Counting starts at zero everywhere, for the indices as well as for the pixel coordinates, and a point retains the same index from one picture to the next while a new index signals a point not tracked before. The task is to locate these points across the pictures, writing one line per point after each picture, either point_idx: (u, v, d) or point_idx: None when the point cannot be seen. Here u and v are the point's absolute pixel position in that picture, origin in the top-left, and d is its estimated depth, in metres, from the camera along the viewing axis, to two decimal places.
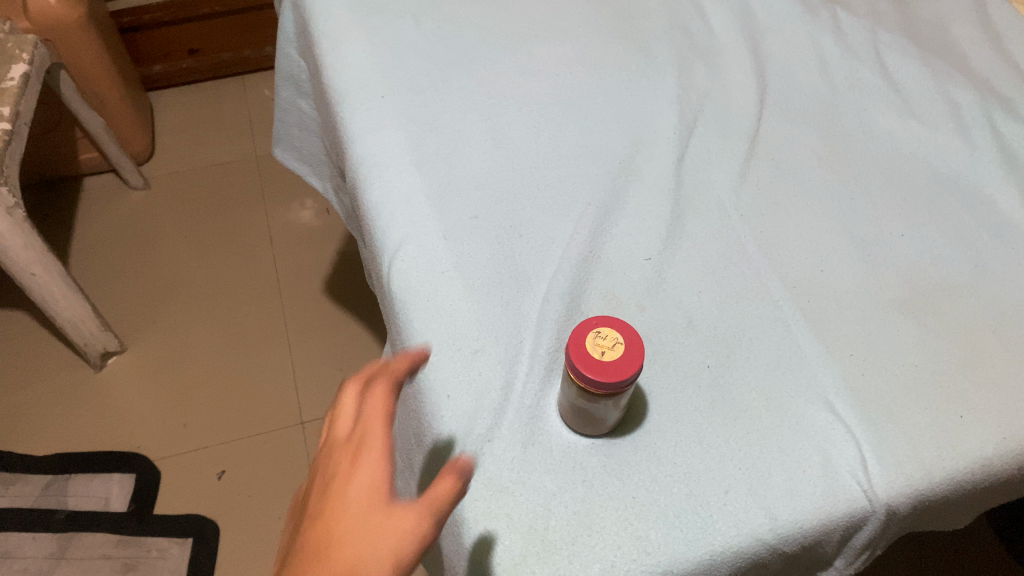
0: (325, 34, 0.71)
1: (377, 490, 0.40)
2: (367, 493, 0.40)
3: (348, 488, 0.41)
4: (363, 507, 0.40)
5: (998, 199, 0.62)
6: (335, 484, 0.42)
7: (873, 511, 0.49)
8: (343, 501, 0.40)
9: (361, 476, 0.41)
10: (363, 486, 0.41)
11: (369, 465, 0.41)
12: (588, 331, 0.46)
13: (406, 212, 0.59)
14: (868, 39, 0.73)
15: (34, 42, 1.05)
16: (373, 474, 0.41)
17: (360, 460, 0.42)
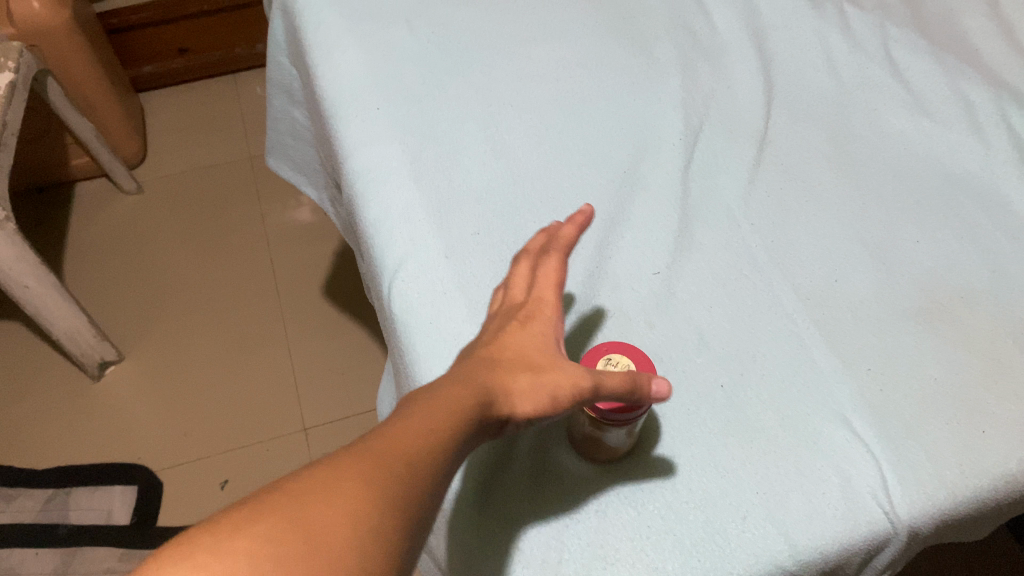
0: (317, 43, 0.68)
1: (559, 394, 0.38)
2: (549, 393, 0.38)
3: (531, 378, 0.38)
4: (539, 402, 0.37)
5: (1016, 199, 0.60)
6: (511, 362, 0.39)
7: (895, 533, 0.47)
8: (520, 387, 0.37)
9: (558, 375, 0.38)
10: (553, 385, 0.38)
11: (570, 371, 0.39)
12: (599, 358, 0.45)
13: (405, 230, 0.57)
14: (877, 34, 0.70)
15: (19, 49, 1.03)
16: (564, 379, 0.38)
17: (553, 363, 0.39)
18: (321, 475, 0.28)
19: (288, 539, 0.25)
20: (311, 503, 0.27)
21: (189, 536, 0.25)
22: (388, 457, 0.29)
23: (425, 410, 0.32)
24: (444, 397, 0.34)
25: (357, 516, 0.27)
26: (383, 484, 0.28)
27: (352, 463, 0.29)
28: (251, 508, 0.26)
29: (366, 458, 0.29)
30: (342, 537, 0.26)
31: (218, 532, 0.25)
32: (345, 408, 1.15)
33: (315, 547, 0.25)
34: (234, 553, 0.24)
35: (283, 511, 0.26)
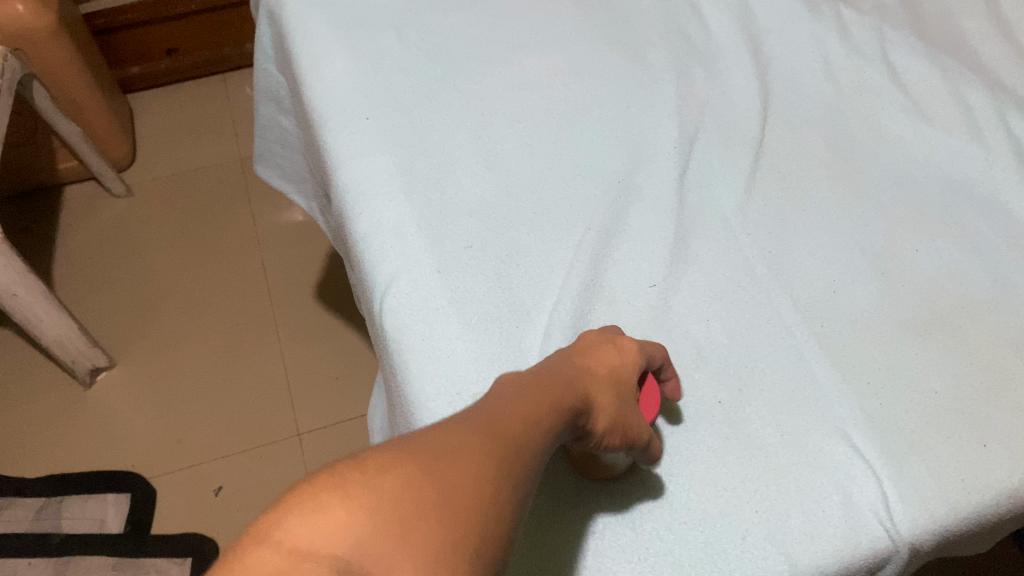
0: (304, 51, 0.67)
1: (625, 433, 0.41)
2: (619, 426, 0.41)
3: (613, 406, 0.41)
4: (615, 430, 0.41)
5: (1017, 206, 0.59)
6: (602, 379, 0.41)
7: (897, 551, 0.46)
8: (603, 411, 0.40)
9: (631, 421, 0.42)
10: (625, 423, 0.41)
11: (637, 419, 0.42)
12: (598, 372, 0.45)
13: (396, 243, 0.56)
14: (874, 37, 0.69)
15: (3, 54, 1.01)
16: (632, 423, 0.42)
17: (631, 400, 0.42)
18: (448, 443, 0.32)
19: (422, 487, 0.29)
20: (441, 463, 0.30)
21: (339, 470, 0.29)
22: (503, 442, 0.33)
23: (534, 408, 0.35)
24: (548, 399, 0.36)
25: (478, 483, 0.30)
26: (498, 465, 0.32)
27: (474, 439, 0.32)
28: (389, 458, 0.30)
29: (483, 439, 0.32)
30: (465, 493, 0.30)
31: (366, 471, 0.29)
32: (339, 413, 1.14)
33: (443, 497, 0.29)
34: (382, 489, 0.28)
35: (417, 465, 0.30)
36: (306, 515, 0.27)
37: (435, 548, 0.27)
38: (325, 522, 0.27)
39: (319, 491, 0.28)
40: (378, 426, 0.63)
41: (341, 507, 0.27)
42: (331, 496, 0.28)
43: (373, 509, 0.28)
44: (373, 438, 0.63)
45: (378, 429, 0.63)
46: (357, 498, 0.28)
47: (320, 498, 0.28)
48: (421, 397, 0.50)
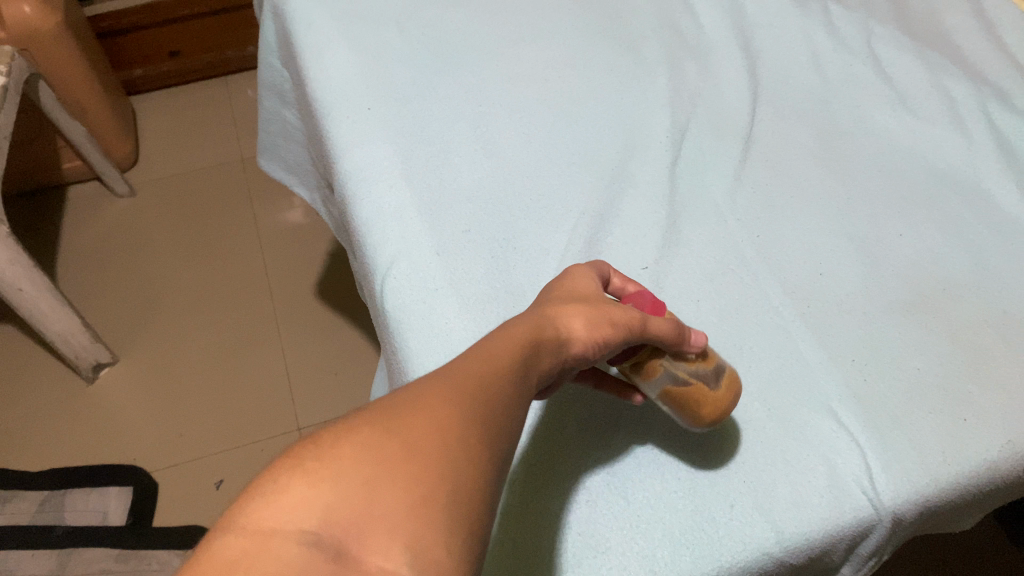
0: (308, 45, 0.69)
1: (616, 331, 0.40)
2: (603, 325, 0.40)
3: (588, 314, 0.39)
4: (599, 327, 0.39)
5: (997, 193, 0.62)
6: (565, 305, 0.40)
7: (880, 520, 0.48)
8: (579, 322, 0.39)
9: (615, 319, 0.40)
10: (609, 321, 0.40)
11: (626, 314, 0.41)
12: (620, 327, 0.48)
13: (397, 228, 0.58)
14: (860, 32, 0.72)
15: (11, 53, 1.03)
16: (616, 319, 0.40)
17: (601, 299, 0.42)
18: (410, 399, 0.30)
19: (386, 450, 0.28)
20: (404, 421, 0.29)
21: (294, 451, 0.28)
22: (470, 387, 0.32)
23: (491, 346, 0.34)
24: (504, 337, 0.35)
25: (445, 434, 0.29)
26: (468, 409, 0.31)
27: (438, 392, 0.31)
28: (347, 426, 0.29)
29: (448, 388, 0.31)
30: (433, 447, 0.28)
31: (322, 448, 0.28)
32: (338, 408, 1.15)
33: (408, 456, 0.28)
34: (338, 461, 0.27)
35: (375, 428, 0.29)
36: (260, 503, 0.26)
37: (406, 506, 0.26)
38: (280, 505, 0.26)
39: (276, 479, 0.27)
40: None
41: (297, 489, 0.26)
42: (285, 480, 0.27)
43: (334, 482, 0.26)
44: None
45: None
46: (314, 477, 0.27)
47: (275, 483, 0.26)
48: (421, 372, 0.51)
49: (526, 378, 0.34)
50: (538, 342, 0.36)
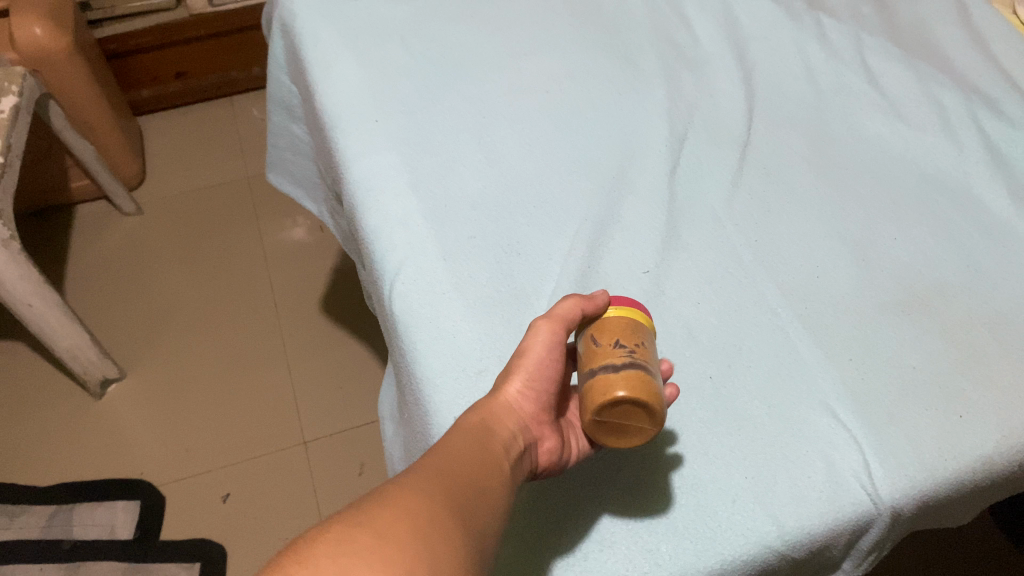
0: (316, 60, 0.71)
1: (539, 370, 0.48)
2: (526, 372, 0.47)
3: (514, 373, 0.47)
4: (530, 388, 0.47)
5: (987, 198, 0.64)
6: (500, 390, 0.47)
7: (878, 514, 0.49)
8: (509, 384, 0.47)
9: (530, 358, 0.47)
10: (529, 366, 0.47)
11: (538, 345, 0.47)
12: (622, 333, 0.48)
13: (404, 234, 0.60)
14: (852, 43, 0.74)
15: (23, 74, 1.05)
16: (531, 355, 0.47)
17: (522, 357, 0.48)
18: (373, 501, 0.36)
19: (360, 542, 0.33)
20: (371, 517, 0.35)
21: (274, 559, 0.33)
22: (427, 481, 0.38)
23: (449, 445, 0.42)
24: (459, 431, 0.44)
25: (411, 523, 0.35)
26: (429, 500, 0.37)
27: (399, 491, 0.37)
28: (318, 528, 0.34)
29: (410, 483, 0.38)
30: (402, 535, 0.34)
31: (300, 550, 0.33)
32: (342, 422, 1.16)
33: (381, 544, 0.33)
34: (315, 558, 0.32)
35: (347, 525, 0.34)
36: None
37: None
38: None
39: None
40: (387, 413, 0.66)
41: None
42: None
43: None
44: (382, 423, 0.66)
45: (387, 416, 0.66)
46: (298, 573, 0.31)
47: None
48: (429, 373, 0.53)
49: (490, 451, 0.43)
50: (489, 422, 0.44)
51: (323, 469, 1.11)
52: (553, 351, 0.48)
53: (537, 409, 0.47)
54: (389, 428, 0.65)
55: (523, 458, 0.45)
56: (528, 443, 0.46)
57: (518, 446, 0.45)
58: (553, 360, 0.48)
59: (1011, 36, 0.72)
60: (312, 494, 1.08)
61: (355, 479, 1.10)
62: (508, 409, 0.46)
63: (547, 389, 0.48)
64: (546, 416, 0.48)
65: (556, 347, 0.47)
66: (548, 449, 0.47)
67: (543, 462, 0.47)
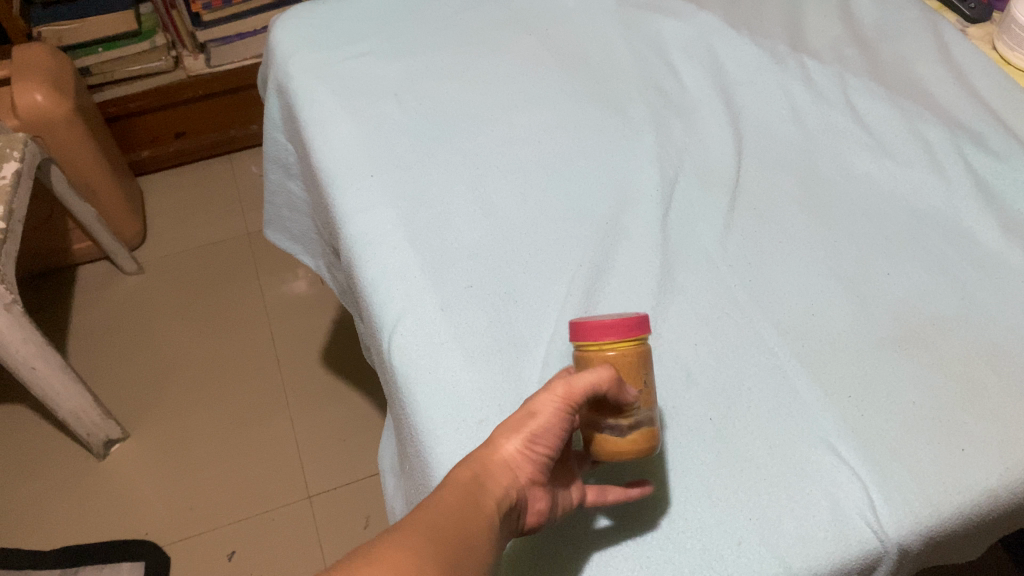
0: (312, 120, 0.73)
1: (544, 435, 0.45)
2: (529, 433, 0.45)
3: (516, 432, 0.45)
4: (530, 452, 0.45)
5: (977, 232, 0.64)
6: (500, 446, 0.45)
7: (886, 551, 0.49)
8: (507, 442, 0.45)
9: (536, 420, 0.45)
10: (534, 428, 0.45)
11: (545, 405, 0.46)
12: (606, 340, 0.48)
13: (402, 287, 0.60)
14: (837, 84, 0.75)
15: (24, 140, 1.07)
16: (538, 416, 0.46)
17: (522, 419, 0.46)
18: (364, 558, 0.38)
19: None
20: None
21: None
22: (419, 538, 0.39)
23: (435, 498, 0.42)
24: (450, 485, 0.43)
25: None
26: (420, 558, 0.38)
27: (389, 547, 0.39)
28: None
29: (399, 540, 0.39)
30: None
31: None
32: (347, 475, 1.15)
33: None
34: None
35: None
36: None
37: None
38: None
39: None
40: (388, 466, 0.66)
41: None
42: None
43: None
44: (383, 477, 0.66)
45: (389, 469, 0.66)
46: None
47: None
48: (430, 425, 0.53)
49: (480, 511, 0.42)
50: (480, 478, 0.43)
51: (328, 523, 1.10)
52: (560, 418, 0.46)
53: (535, 471, 0.46)
54: (391, 482, 0.65)
55: (510, 516, 0.44)
56: (519, 502, 0.45)
57: (509, 504, 0.44)
58: (560, 426, 0.46)
59: (992, 72, 0.74)
60: (318, 548, 1.07)
61: (361, 532, 1.09)
62: (504, 468, 0.45)
63: (550, 455, 0.46)
64: (543, 479, 0.46)
65: (560, 412, 0.46)
66: (537, 510, 0.46)
67: (529, 523, 0.46)
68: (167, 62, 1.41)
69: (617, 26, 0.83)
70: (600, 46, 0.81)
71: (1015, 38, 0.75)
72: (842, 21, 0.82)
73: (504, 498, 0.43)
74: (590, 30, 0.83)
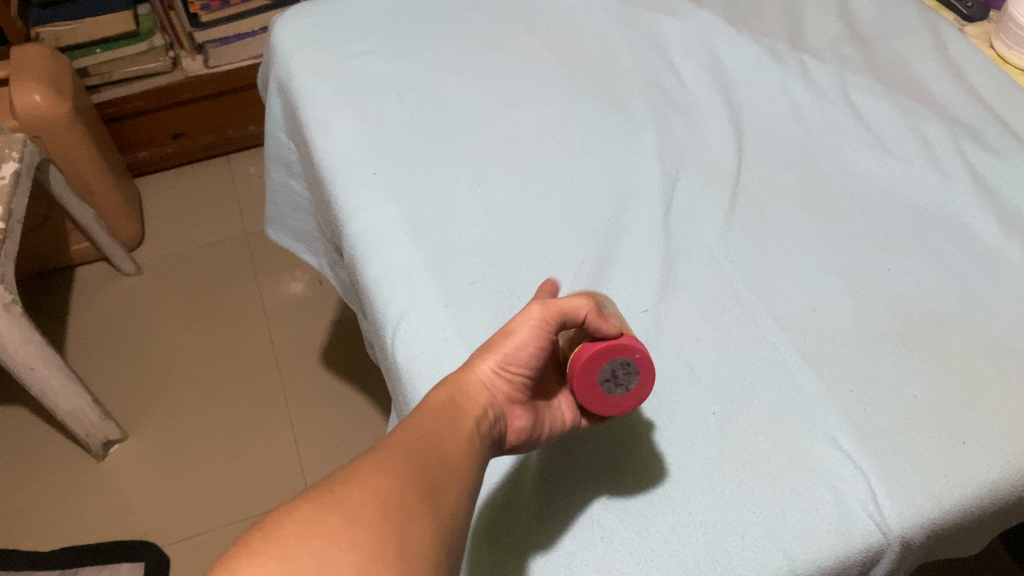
0: (314, 118, 0.73)
1: (518, 355, 0.48)
2: (504, 354, 0.48)
3: (491, 353, 0.48)
4: (506, 371, 0.48)
5: (977, 227, 0.65)
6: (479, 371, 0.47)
7: (888, 544, 0.49)
8: (483, 363, 0.47)
9: (511, 342, 0.48)
10: (508, 349, 0.48)
11: (520, 330, 0.48)
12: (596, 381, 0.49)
13: (406, 284, 0.61)
14: (836, 82, 0.76)
15: (23, 140, 1.07)
16: (512, 339, 0.48)
17: (499, 341, 0.48)
18: (342, 479, 0.38)
19: (329, 523, 0.35)
20: (342, 498, 0.36)
21: (245, 537, 0.35)
22: (395, 460, 0.40)
23: (415, 418, 0.43)
24: (428, 406, 0.45)
25: (380, 504, 0.36)
26: (398, 479, 0.38)
27: (366, 469, 0.39)
28: (288, 507, 0.36)
29: (376, 462, 0.39)
30: (372, 517, 0.36)
31: (269, 529, 0.35)
32: None
33: (350, 525, 0.35)
34: (285, 539, 0.34)
35: (316, 504, 0.36)
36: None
37: (354, 566, 0.33)
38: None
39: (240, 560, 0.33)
40: None
41: (251, 570, 0.33)
42: (243, 561, 0.33)
43: (284, 559, 0.33)
44: None
45: None
46: (267, 556, 0.33)
47: (232, 567, 0.33)
48: None
49: (456, 426, 0.44)
50: (458, 399, 0.45)
51: None
52: (536, 342, 0.48)
53: (512, 389, 0.48)
54: None
55: (490, 432, 0.46)
56: (497, 419, 0.47)
57: (486, 420, 0.46)
58: (538, 347, 0.48)
59: (990, 70, 0.74)
60: None
61: None
62: (480, 387, 0.47)
63: (526, 373, 0.48)
64: (521, 397, 0.49)
65: (538, 332, 0.48)
66: (518, 429, 0.49)
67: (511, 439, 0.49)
68: (165, 63, 1.41)
69: (618, 25, 0.83)
70: (601, 45, 0.82)
71: (1012, 37, 0.76)
72: (841, 20, 0.82)
73: (480, 415, 0.45)
74: (591, 29, 0.83)
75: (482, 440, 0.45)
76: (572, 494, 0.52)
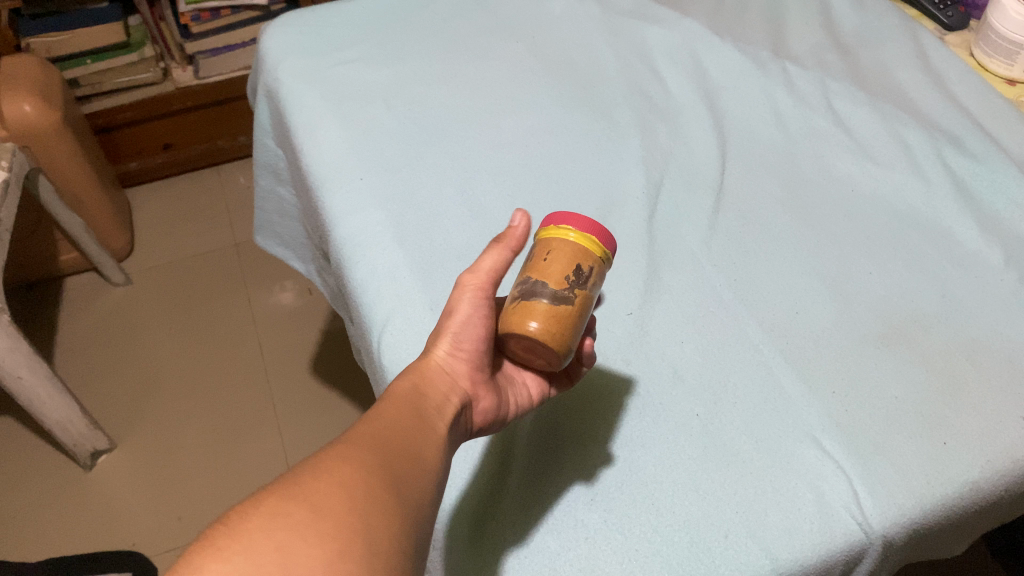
0: (301, 125, 0.74)
1: (467, 330, 0.50)
2: (454, 334, 0.50)
3: (443, 336, 0.50)
4: (458, 351, 0.50)
5: (957, 231, 0.66)
6: (434, 366, 0.49)
7: (870, 543, 0.49)
8: (437, 348, 0.49)
9: (454, 317, 0.50)
10: (456, 328, 0.50)
11: (463, 304, 0.50)
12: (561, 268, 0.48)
13: (392, 288, 0.61)
14: (818, 89, 0.77)
15: (13, 149, 1.07)
16: (452, 314, 0.50)
17: (442, 318, 0.50)
18: (311, 471, 0.39)
19: (295, 517, 0.36)
20: (308, 490, 0.37)
21: (208, 533, 0.35)
22: (362, 450, 0.41)
23: (378, 408, 0.45)
24: (392, 396, 0.46)
25: (346, 497, 0.38)
26: (364, 470, 0.40)
27: (334, 460, 0.40)
28: (254, 500, 0.37)
29: (342, 451, 0.40)
30: (340, 512, 0.37)
31: (234, 522, 0.36)
32: None
33: (317, 518, 0.36)
34: (249, 535, 0.35)
35: (282, 498, 0.37)
36: None
37: (320, 559, 0.34)
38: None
39: (204, 560, 0.34)
40: None
41: (214, 564, 0.34)
42: (206, 557, 0.34)
43: (248, 553, 0.34)
44: None
45: None
46: (231, 550, 0.34)
47: (193, 563, 0.34)
48: None
49: (423, 418, 0.45)
50: (419, 386, 0.47)
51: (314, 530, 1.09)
52: (479, 310, 0.50)
53: (470, 369, 0.50)
54: None
55: (457, 416, 0.48)
56: (462, 403, 0.48)
57: (450, 407, 0.47)
58: (480, 317, 0.50)
59: (970, 77, 0.76)
60: None
61: None
62: (439, 371, 0.49)
63: (478, 350, 0.50)
64: (482, 378, 0.50)
65: (476, 301, 0.50)
66: (484, 408, 0.50)
67: (478, 421, 0.50)
68: (156, 74, 1.42)
69: (604, 33, 0.84)
70: (587, 52, 0.83)
71: (991, 45, 0.77)
72: (823, 28, 0.83)
73: (445, 401, 0.47)
74: (577, 36, 0.84)
75: (449, 428, 0.47)
76: (540, 489, 0.52)
